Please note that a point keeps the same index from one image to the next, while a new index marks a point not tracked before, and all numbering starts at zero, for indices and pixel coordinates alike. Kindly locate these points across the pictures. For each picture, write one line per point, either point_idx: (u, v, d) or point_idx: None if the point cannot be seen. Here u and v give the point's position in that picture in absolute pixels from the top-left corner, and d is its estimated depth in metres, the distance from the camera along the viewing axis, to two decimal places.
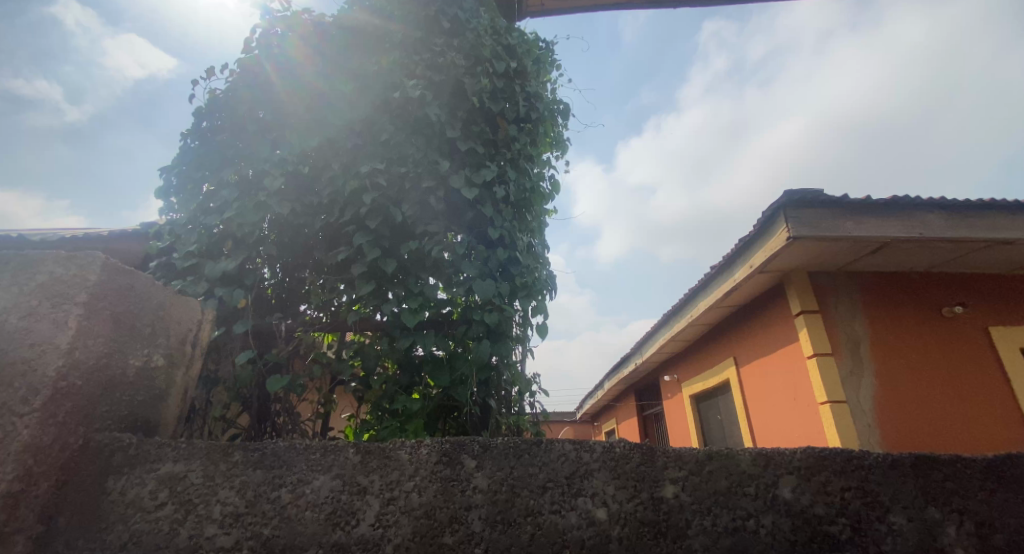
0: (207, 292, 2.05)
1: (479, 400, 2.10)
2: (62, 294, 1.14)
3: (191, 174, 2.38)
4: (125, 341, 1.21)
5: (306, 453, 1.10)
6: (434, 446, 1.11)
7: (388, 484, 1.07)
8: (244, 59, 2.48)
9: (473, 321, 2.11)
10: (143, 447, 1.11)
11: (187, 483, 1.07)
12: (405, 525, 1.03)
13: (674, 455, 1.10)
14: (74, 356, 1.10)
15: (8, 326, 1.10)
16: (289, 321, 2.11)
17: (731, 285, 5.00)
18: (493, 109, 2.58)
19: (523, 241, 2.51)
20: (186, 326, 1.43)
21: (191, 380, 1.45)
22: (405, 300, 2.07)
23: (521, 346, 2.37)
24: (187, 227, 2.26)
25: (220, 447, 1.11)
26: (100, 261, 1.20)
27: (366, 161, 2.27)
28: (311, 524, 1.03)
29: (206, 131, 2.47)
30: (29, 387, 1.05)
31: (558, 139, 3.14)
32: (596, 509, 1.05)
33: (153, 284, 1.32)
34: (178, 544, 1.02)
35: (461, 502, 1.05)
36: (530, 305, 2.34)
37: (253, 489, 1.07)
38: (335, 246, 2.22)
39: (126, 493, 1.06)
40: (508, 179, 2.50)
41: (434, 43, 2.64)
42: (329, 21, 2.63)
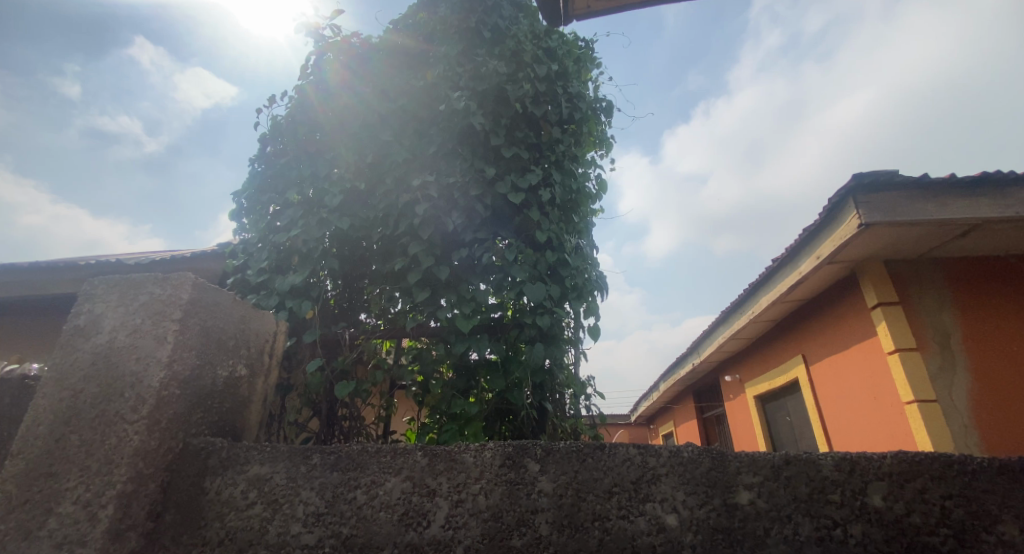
0: (278, 305, 2.19)
1: (536, 402, 2.12)
2: (161, 312, 1.25)
3: (259, 196, 2.56)
4: (214, 353, 1.32)
5: (377, 455, 1.15)
6: (497, 449, 1.12)
7: (455, 486, 1.10)
8: (300, 87, 2.65)
9: (526, 324, 2.13)
10: (233, 450, 1.19)
11: (273, 484, 1.15)
12: (474, 527, 1.05)
13: (748, 460, 1.05)
14: (174, 368, 1.21)
15: (118, 342, 1.23)
16: (351, 330, 2.21)
17: (796, 278, 4.72)
18: (536, 113, 2.58)
19: (571, 242, 2.50)
20: (263, 337, 1.54)
21: (269, 388, 1.56)
22: (459, 306, 2.12)
23: (575, 348, 2.35)
24: (258, 245, 2.43)
25: (300, 450, 1.18)
26: (191, 281, 1.31)
27: (416, 174, 2.35)
28: (386, 524, 1.07)
29: (271, 156, 2.65)
30: (137, 397, 1.16)
31: (602, 138, 3.11)
32: (666, 515, 1.03)
33: (232, 300, 1.42)
34: (267, 541, 1.09)
35: (527, 505, 1.06)
36: (582, 307, 2.34)
37: (330, 489, 1.13)
38: (390, 257, 2.31)
39: (220, 493, 1.15)
40: (553, 182, 2.50)
41: (476, 53, 2.69)
42: (376, 42, 2.74)
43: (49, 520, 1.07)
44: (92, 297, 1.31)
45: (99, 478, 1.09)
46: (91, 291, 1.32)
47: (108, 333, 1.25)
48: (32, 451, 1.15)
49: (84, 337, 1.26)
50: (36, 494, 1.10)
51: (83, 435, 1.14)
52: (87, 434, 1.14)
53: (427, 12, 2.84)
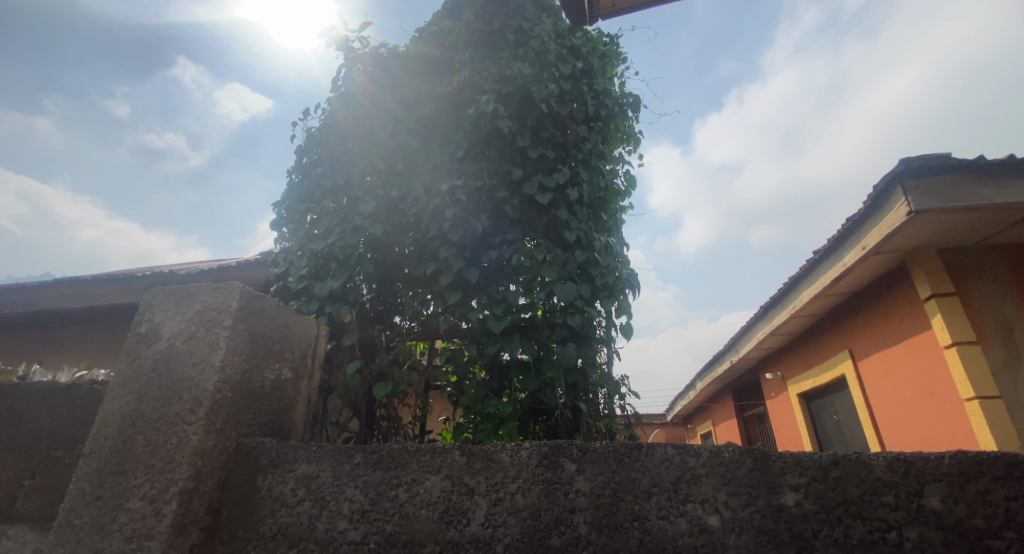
0: (318, 310, 2.27)
1: (570, 402, 2.12)
2: (213, 319, 1.33)
3: (298, 206, 2.66)
4: (262, 357, 1.39)
5: (417, 455, 1.18)
6: (534, 449, 1.13)
7: (493, 485, 1.12)
8: (333, 99, 2.74)
9: (557, 324, 2.14)
10: (282, 450, 1.25)
11: (319, 482, 1.20)
12: (513, 525, 1.07)
13: (793, 461, 1.03)
14: (226, 372, 1.28)
15: (175, 349, 1.31)
16: (387, 332, 2.27)
17: (840, 270, 4.53)
18: (562, 112, 2.58)
19: (601, 240, 2.48)
20: (306, 341, 1.61)
21: (313, 389, 1.63)
22: (490, 307, 2.14)
23: (607, 347, 2.33)
24: (298, 253, 2.53)
25: (344, 450, 1.22)
26: (239, 289, 1.38)
27: (445, 179, 2.39)
28: (427, 522, 1.10)
29: (307, 166, 2.74)
30: (194, 400, 1.24)
31: (630, 133, 3.07)
32: (708, 515, 1.02)
33: (276, 307, 1.48)
34: (316, 537, 1.14)
35: (565, 504, 1.07)
36: (614, 306, 2.32)
37: (373, 487, 1.17)
38: (423, 261, 2.35)
39: (271, 490, 1.21)
40: (581, 180, 2.49)
41: (501, 55, 2.70)
42: (403, 51, 2.79)
43: (120, 515, 1.15)
44: (151, 307, 1.40)
45: (162, 476, 1.17)
46: (150, 301, 1.41)
47: (167, 340, 1.33)
48: (103, 450, 1.24)
49: (145, 344, 1.35)
50: (108, 491, 1.19)
51: (147, 435, 1.22)
52: (151, 434, 1.22)
53: (451, 18, 2.89)
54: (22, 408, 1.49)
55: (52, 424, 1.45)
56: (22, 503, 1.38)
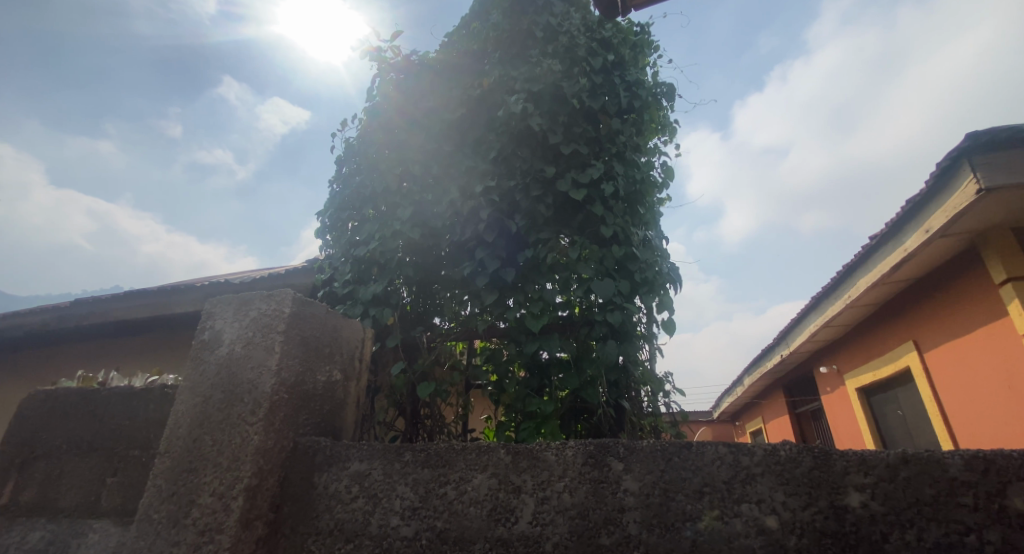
0: (363, 313, 2.34)
1: (612, 400, 2.11)
2: (269, 325, 1.39)
3: (339, 214, 2.74)
4: (313, 361, 1.45)
5: (464, 453, 1.20)
6: (579, 448, 1.13)
7: (540, 483, 1.12)
8: (369, 108, 2.81)
9: (597, 321, 2.12)
10: (335, 448, 1.30)
11: (372, 479, 1.23)
12: (562, 524, 1.07)
13: (857, 460, 0.98)
14: (282, 375, 1.34)
15: (235, 354, 1.39)
16: (428, 333, 2.32)
17: (900, 255, 4.26)
18: (594, 106, 2.55)
19: (639, 235, 2.44)
20: (353, 344, 1.67)
21: (361, 390, 1.68)
22: (528, 306, 2.14)
23: (650, 344, 2.29)
24: (342, 259, 2.61)
25: (394, 448, 1.26)
26: (290, 296, 1.43)
27: (479, 180, 2.40)
28: (476, 519, 1.12)
29: (347, 175, 2.83)
30: (254, 401, 1.30)
31: (665, 123, 3.00)
32: (765, 516, 0.99)
33: (324, 312, 1.53)
34: (370, 533, 1.18)
35: (614, 504, 1.06)
36: (654, 302, 2.28)
37: (423, 485, 1.19)
38: (459, 262, 2.38)
39: (327, 488, 1.26)
40: (616, 174, 2.45)
41: (530, 53, 2.69)
42: (434, 56, 2.83)
43: (192, 510, 1.23)
44: (212, 315, 1.48)
45: (229, 473, 1.24)
46: (212, 309, 1.50)
47: (228, 346, 1.41)
48: (176, 449, 1.33)
49: (208, 350, 1.43)
50: (181, 487, 1.27)
51: (214, 435, 1.30)
52: (217, 434, 1.30)
53: (480, 20, 2.90)
54: (103, 411, 1.61)
55: (130, 426, 1.56)
56: (106, 499, 1.49)
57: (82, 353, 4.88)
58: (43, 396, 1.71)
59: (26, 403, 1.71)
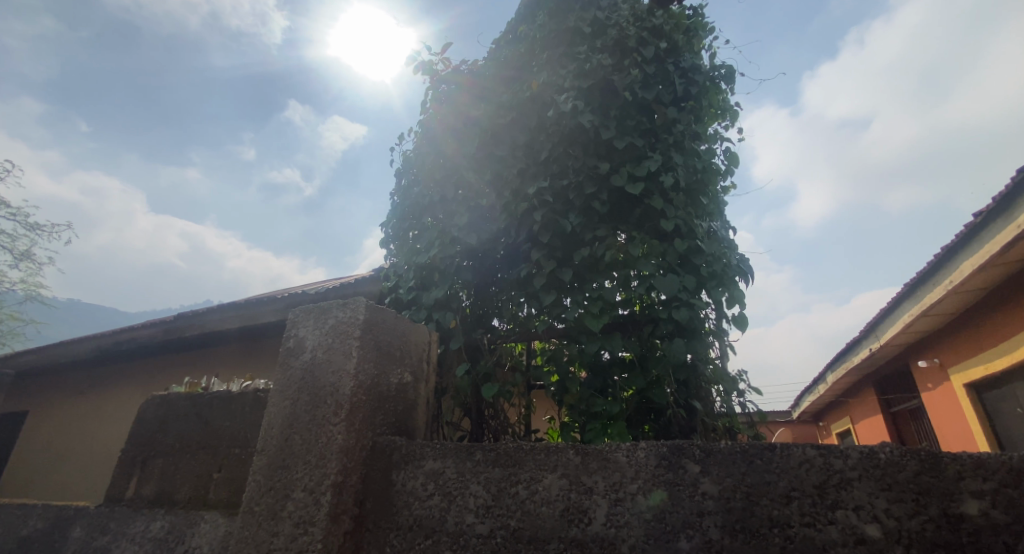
0: (427, 318, 2.43)
1: (682, 401, 2.04)
2: (346, 331, 1.48)
3: (401, 223, 2.85)
4: (387, 364, 1.53)
5: (533, 453, 1.21)
6: (651, 449, 1.11)
7: (612, 485, 1.11)
8: (424, 119, 2.90)
9: (662, 319, 2.07)
10: (410, 447, 1.36)
11: (446, 477, 1.28)
12: (638, 526, 1.06)
13: (973, 463, 0.90)
14: (359, 378, 1.42)
15: (317, 359, 1.49)
16: (489, 335, 2.36)
17: (1013, 232, 3.79)
18: (647, 97, 2.49)
19: (702, 227, 2.35)
20: (421, 347, 1.73)
21: (430, 391, 1.74)
22: (587, 305, 2.12)
23: (721, 341, 2.19)
24: (405, 266, 2.72)
25: (465, 447, 1.29)
26: (363, 304, 1.51)
27: (532, 182, 2.40)
28: (549, 519, 1.13)
29: (405, 186, 2.93)
30: (337, 403, 1.39)
31: (726, 107, 2.86)
32: (864, 524, 0.93)
33: (394, 317, 1.60)
34: (447, 529, 1.22)
35: (692, 507, 1.03)
36: (723, 297, 2.18)
37: (495, 484, 1.22)
38: (515, 264, 2.40)
39: (405, 485, 1.31)
40: (674, 165, 2.37)
41: (578, 50, 2.62)
42: (483, 62, 2.87)
43: (287, 504, 1.33)
44: (296, 323, 1.60)
45: (318, 470, 1.33)
46: (295, 318, 1.61)
47: (311, 351, 1.51)
48: (270, 448, 1.44)
49: (294, 356, 1.54)
50: (277, 483, 1.38)
51: (302, 435, 1.40)
52: (305, 434, 1.39)
53: (527, 22, 2.92)
54: (208, 413, 1.78)
55: (231, 427, 1.71)
56: (214, 492, 1.65)
57: (187, 361, 5.41)
58: (158, 400, 1.92)
59: (143, 408, 1.91)
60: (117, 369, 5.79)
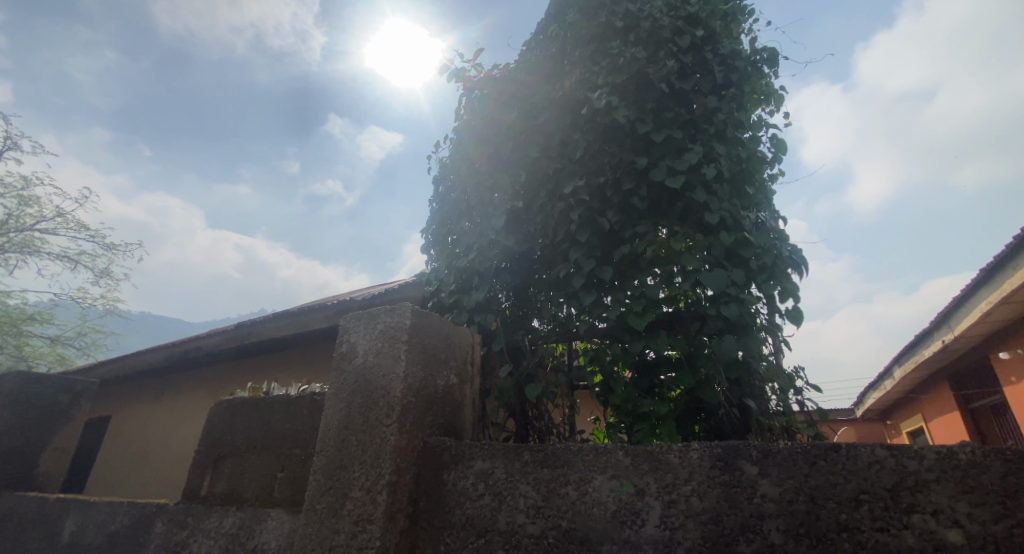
0: (469, 320, 2.46)
1: (735, 400, 1.97)
2: (395, 336, 1.52)
3: (440, 228, 2.90)
4: (434, 366, 1.56)
5: (581, 454, 1.21)
6: (704, 450, 1.08)
7: (664, 486, 1.09)
8: (459, 125, 2.94)
9: (711, 315, 2.01)
10: (460, 448, 1.38)
11: (495, 478, 1.29)
12: (694, 529, 1.03)
13: None
14: (409, 381, 1.45)
15: (369, 362, 1.54)
16: (530, 336, 2.36)
17: None
18: (687, 87, 2.46)
19: (750, 218, 2.26)
20: (465, 349, 1.76)
21: (475, 393, 1.77)
22: (630, 303, 2.08)
23: (775, 337, 2.10)
24: (445, 271, 2.76)
25: (513, 448, 1.30)
26: (409, 308, 1.55)
27: (568, 180, 2.38)
28: (602, 520, 1.13)
29: (443, 192, 2.98)
30: (388, 405, 1.43)
31: (770, 92, 2.75)
32: (945, 529, 0.87)
33: (438, 320, 1.63)
34: (499, 529, 1.23)
35: (751, 510, 1.00)
36: (776, 290, 2.10)
37: (544, 485, 1.22)
38: (554, 264, 2.38)
39: (456, 485, 1.34)
40: (717, 156, 2.30)
41: (611, 45, 2.57)
42: (515, 65, 2.88)
43: (346, 503, 1.38)
44: (348, 329, 1.66)
45: (373, 470, 1.37)
46: (347, 324, 1.68)
47: (362, 356, 1.57)
48: (328, 448, 1.51)
49: (347, 361, 1.60)
50: (336, 482, 1.44)
51: (357, 436, 1.45)
52: (360, 435, 1.45)
53: (558, 21, 2.90)
54: (270, 416, 1.88)
55: (291, 428, 1.80)
56: (279, 490, 1.74)
57: (249, 368, 5.70)
58: (225, 404, 2.04)
59: (212, 413, 2.04)
60: (187, 376, 6.18)
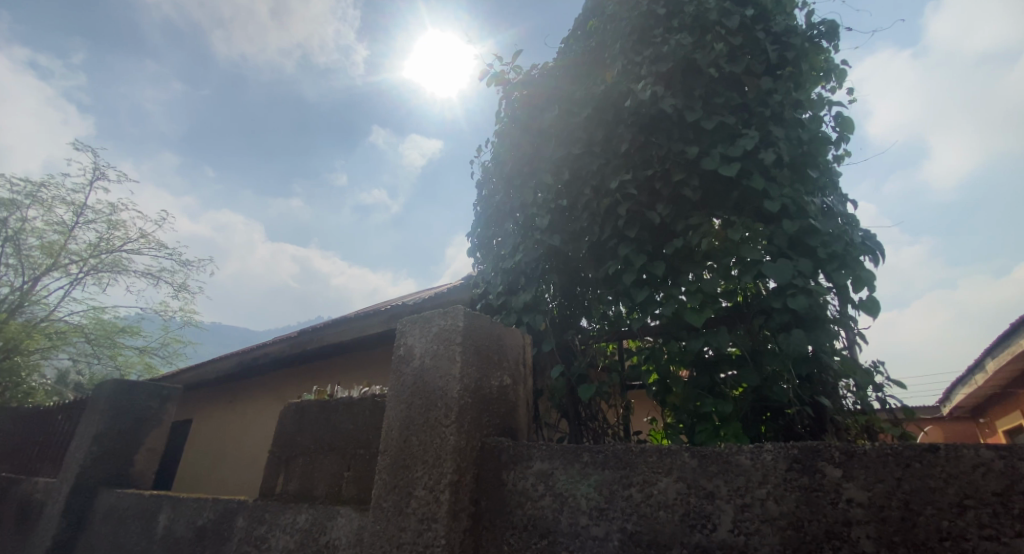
0: (517, 321, 2.45)
1: (807, 397, 1.85)
2: (449, 338, 1.54)
3: (486, 231, 2.92)
4: (487, 368, 1.57)
5: (644, 455, 1.17)
6: (779, 452, 1.02)
7: (736, 489, 1.04)
8: (500, 127, 2.94)
9: (775, 309, 1.90)
10: (518, 449, 1.38)
11: (556, 478, 1.28)
12: (771, 535, 0.98)
13: None
14: (464, 381, 1.47)
15: (425, 364, 1.57)
16: (580, 335, 2.33)
17: None
18: (736, 70, 2.33)
19: (815, 203, 2.13)
20: (517, 350, 1.76)
21: (529, 393, 1.76)
22: (685, 298, 2.00)
23: (848, 329, 1.96)
24: (492, 273, 2.78)
25: (572, 449, 1.28)
26: (461, 310, 1.56)
27: (613, 175, 2.32)
28: (669, 524, 1.09)
29: (486, 195, 3.00)
30: (446, 406, 1.45)
31: (830, 68, 2.58)
32: None
33: (490, 322, 1.64)
34: (562, 530, 1.22)
35: (835, 515, 0.93)
36: (847, 279, 1.95)
37: (606, 486, 1.19)
38: (601, 262, 2.33)
39: (516, 485, 1.34)
40: (774, 140, 2.18)
41: (653, 33, 2.49)
42: (554, 63, 2.85)
43: (411, 501, 1.41)
44: (404, 332, 1.70)
45: (435, 469, 1.40)
46: (403, 328, 1.72)
47: (419, 358, 1.60)
48: (391, 448, 1.55)
49: (405, 363, 1.64)
50: (400, 481, 1.47)
51: (418, 436, 1.48)
52: (421, 435, 1.48)
53: (597, 13, 2.84)
54: (336, 417, 1.96)
55: (356, 429, 1.87)
56: (347, 488, 1.80)
57: (313, 372, 5.98)
58: (293, 407, 2.14)
59: (283, 415, 2.14)
60: (258, 381, 6.57)
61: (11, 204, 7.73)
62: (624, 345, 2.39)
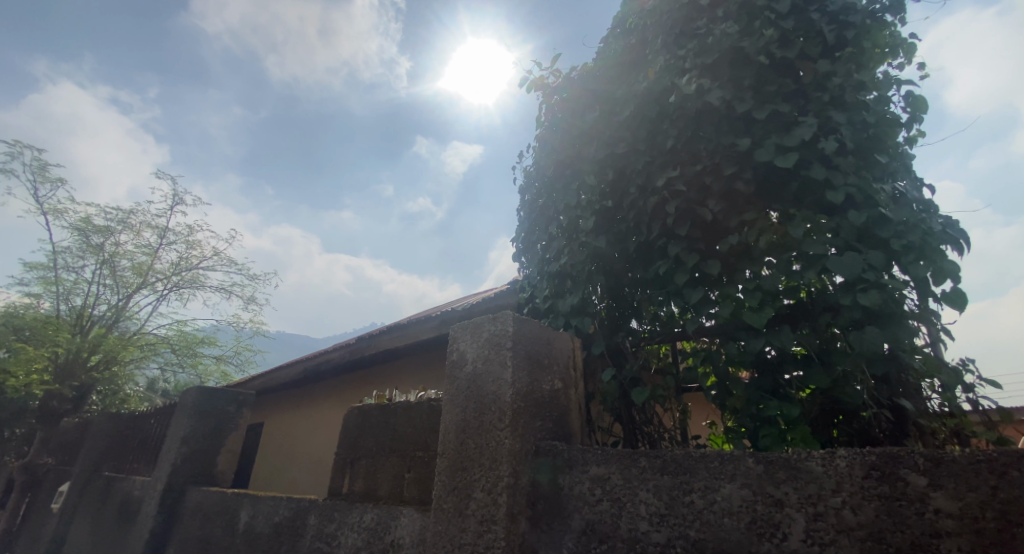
0: (566, 324, 2.45)
1: (884, 399, 1.73)
2: (499, 342, 1.56)
3: (531, 236, 2.94)
4: (538, 372, 1.58)
5: (705, 461, 1.14)
6: (854, 458, 0.96)
7: (807, 497, 0.99)
8: (541, 132, 2.95)
9: (844, 305, 1.78)
10: (573, 453, 1.38)
11: (613, 483, 1.27)
12: (848, 546, 0.93)
13: None
14: (516, 386, 1.49)
15: (478, 369, 1.60)
16: (631, 337, 2.29)
17: None
18: (789, 56, 2.22)
19: (884, 190, 1.99)
20: (567, 353, 1.75)
21: (582, 396, 1.75)
22: (743, 297, 1.92)
23: (929, 326, 1.81)
24: (539, 277, 2.79)
25: (628, 453, 1.26)
26: (510, 316, 1.58)
27: (660, 173, 2.27)
28: (735, 532, 1.05)
29: (530, 200, 3.01)
30: (500, 410, 1.47)
31: (896, 43, 2.40)
32: None
33: (538, 326, 1.65)
34: (621, 535, 1.21)
35: (921, 526, 0.87)
36: (926, 272, 1.80)
37: (666, 491, 1.17)
38: (650, 262, 2.28)
39: (572, 489, 1.34)
40: (836, 126, 2.06)
41: (697, 24, 2.41)
42: (594, 63, 2.82)
43: (470, 503, 1.44)
44: (456, 338, 1.74)
45: (491, 473, 1.42)
46: (455, 334, 1.76)
47: (471, 363, 1.64)
48: (448, 451, 1.59)
49: (458, 368, 1.68)
50: (459, 483, 1.51)
51: (474, 439, 1.51)
52: (477, 439, 1.51)
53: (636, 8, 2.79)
54: (395, 420, 2.03)
55: (414, 432, 1.93)
56: (408, 489, 1.87)
57: (372, 377, 6.21)
58: (355, 411, 2.25)
59: (347, 418, 2.25)
60: (322, 386, 6.91)
61: (106, 230, 8.56)
62: (678, 347, 2.33)
